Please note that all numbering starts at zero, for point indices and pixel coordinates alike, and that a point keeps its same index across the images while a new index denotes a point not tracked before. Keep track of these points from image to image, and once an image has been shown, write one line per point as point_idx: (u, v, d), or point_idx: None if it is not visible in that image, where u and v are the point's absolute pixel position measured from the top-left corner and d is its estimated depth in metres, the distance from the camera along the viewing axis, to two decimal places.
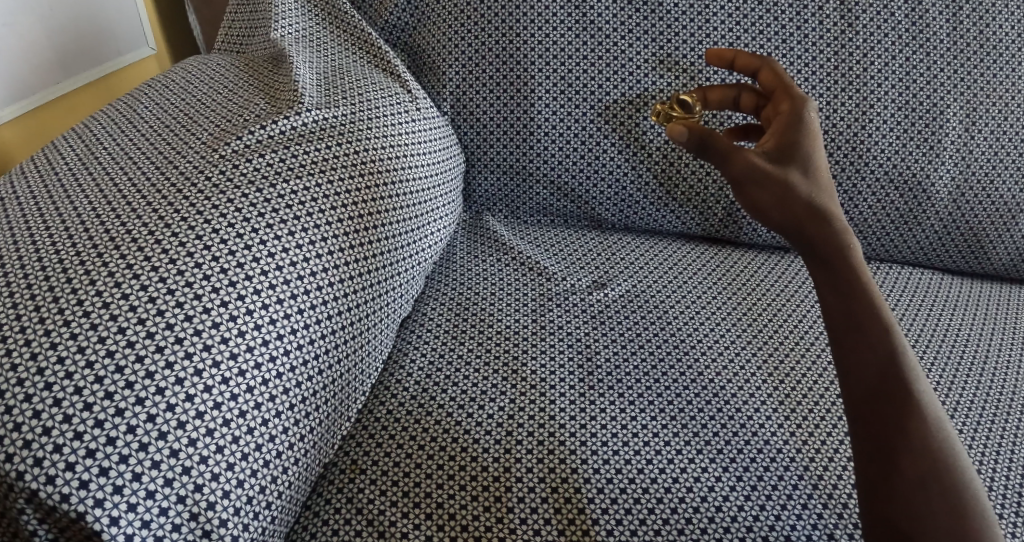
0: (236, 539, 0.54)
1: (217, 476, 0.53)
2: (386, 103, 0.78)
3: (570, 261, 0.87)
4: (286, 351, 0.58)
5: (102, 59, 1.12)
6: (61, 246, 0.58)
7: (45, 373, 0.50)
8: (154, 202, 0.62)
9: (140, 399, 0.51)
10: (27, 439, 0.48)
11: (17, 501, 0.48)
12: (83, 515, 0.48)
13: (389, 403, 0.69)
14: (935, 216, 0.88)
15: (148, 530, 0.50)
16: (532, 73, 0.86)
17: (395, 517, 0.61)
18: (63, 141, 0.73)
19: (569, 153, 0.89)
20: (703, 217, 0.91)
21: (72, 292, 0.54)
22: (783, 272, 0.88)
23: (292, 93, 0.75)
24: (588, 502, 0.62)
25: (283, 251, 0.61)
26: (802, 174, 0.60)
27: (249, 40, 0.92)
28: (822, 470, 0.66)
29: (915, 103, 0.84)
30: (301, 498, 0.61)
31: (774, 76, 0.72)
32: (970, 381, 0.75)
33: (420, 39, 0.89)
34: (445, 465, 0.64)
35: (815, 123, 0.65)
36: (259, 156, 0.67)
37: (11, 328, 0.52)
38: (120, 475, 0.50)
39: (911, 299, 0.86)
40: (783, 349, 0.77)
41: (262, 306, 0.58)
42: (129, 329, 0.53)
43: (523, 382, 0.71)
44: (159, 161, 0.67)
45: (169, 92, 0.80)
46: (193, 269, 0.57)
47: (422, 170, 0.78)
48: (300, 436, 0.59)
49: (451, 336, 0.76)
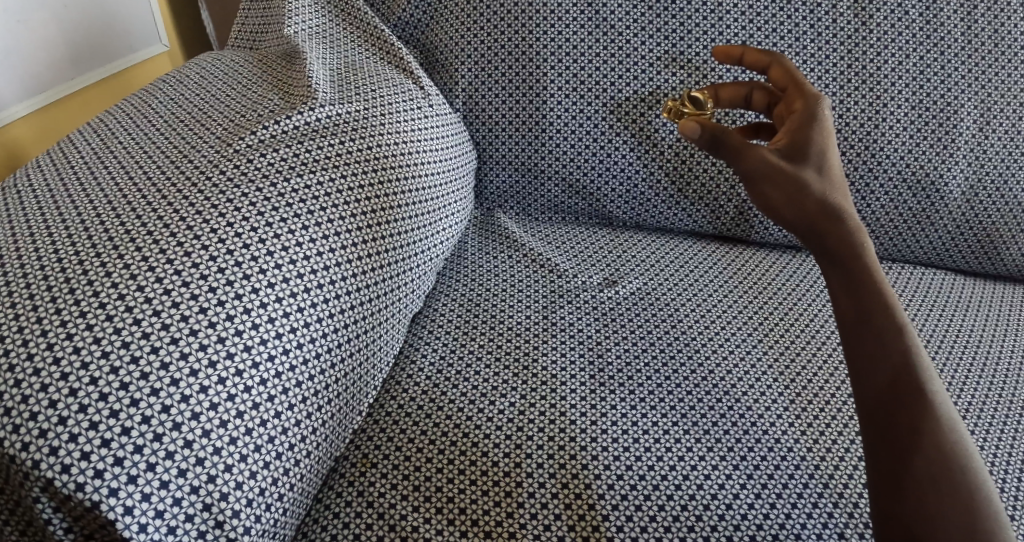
0: (248, 530, 0.54)
1: (230, 467, 0.53)
2: (398, 99, 0.79)
3: (581, 258, 0.88)
4: (299, 344, 0.59)
5: (115, 55, 1.12)
6: (78, 238, 0.58)
7: (61, 363, 0.51)
8: (169, 196, 0.62)
9: (155, 390, 0.52)
10: (44, 428, 0.49)
11: (33, 490, 0.49)
12: (98, 504, 0.49)
13: (401, 398, 0.69)
14: (948, 216, 0.87)
15: (162, 519, 0.51)
16: (545, 71, 0.86)
17: (407, 510, 0.62)
18: (78, 135, 0.74)
19: (581, 151, 0.89)
20: (715, 215, 0.91)
21: (88, 284, 0.54)
22: (794, 271, 0.88)
23: (305, 89, 0.75)
24: (599, 498, 0.63)
25: (296, 245, 0.62)
26: (815, 172, 0.60)
27: (262, 36, 0.93)
28: (833, 469, 0.66)
29: (929, 103, 0.84)
30: (313, 490, 0.61)
31: (785, 73, 0.71)
32: (982, 382, 0.75)
33: (432, 36, 0.89)
34: (455, 460, 0.65)
35: (829, 121, 0.63)
36: (273, 151, 0.67)
37: (28, 318, 0.52)
38: (135, 465, 0.50)
39: (924, 299, 0.85)
40: (794, 347, 0.77)
41: (276, 299, 0.58)
42: (145, 321, 0.53)
43: (533, 378, 0.71)
44: (173, 156, 0.68)
45: (184, 87, 0.81)
46: (208, 262, 0.57)
47: (433, 166, 0.78)
48: (313, 429, 0.60)
49: (463, 332, 0.76)
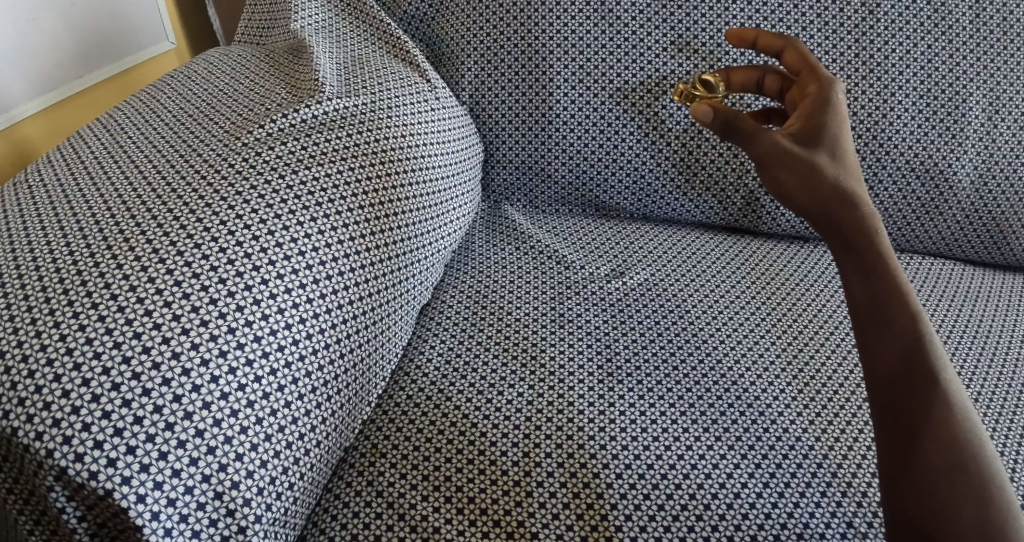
0: (259, 518, 0.54)
1: (241, 456, 0.54)
2: (406, 92, 0.79)
3: (589, 249, 0.88)
4: (308, 334, 0.59)
5: (123, 52, 1.13)
6: (89, 231, 0.58)
7: (74, 354, 0.51)
8: (180, 189, 0.63)
9: (167, 379, 0.52)
10: (57, 418, 0.49)
11: (47, 479, 0.49)
12: (111, 492, 0.49)
13: (409, 389, 0.70)
14: (956, 205, 0.87)
15: (174, 508, 0.51)
16: (551, 63, 0.86)
17: (416, 500, 0.62)
18: (88, 130, 0.74)
19: (587, 143, 0.89)
20: (723, 207, 0.91)
21: (100, 276, 0.55)
22: (803, 261, 0.88)
23: (313, 82, 0.75)
24: (607, 487, 0.63)
25: (305, 236, 0.62)
26: (829, 157, 0.59)
27: (269, 31, 0.93)
28: (842, 457, 0.65)
29: (937, 92, 0.83)
30: (322, 480, 0.61)
31: (799, 56, 0.71)
32: (991, 371, 0.75)
33: (439, 29, 0.89)
34: (463, 450, 0.65)
35: (842, 106, 0.64)
36: (281, 144, 0.67)
37: (40, 310, 0.53)
38: (146, 454, 0.50)
39: (932, 289, 0.85)
40: (803, 337, 0.76)
41: (285, 290, 0.59)
42: (156, 312, 0.54)
43: (541, 369, 0.71)
44: (182, 150, 0.68)
45: (192, 82, 0.81)
46: (218, 253, 0.58)
47: (441, 158, 0.78)
48: (322, 419, 0.60)
49: (472, 323, 0.76)
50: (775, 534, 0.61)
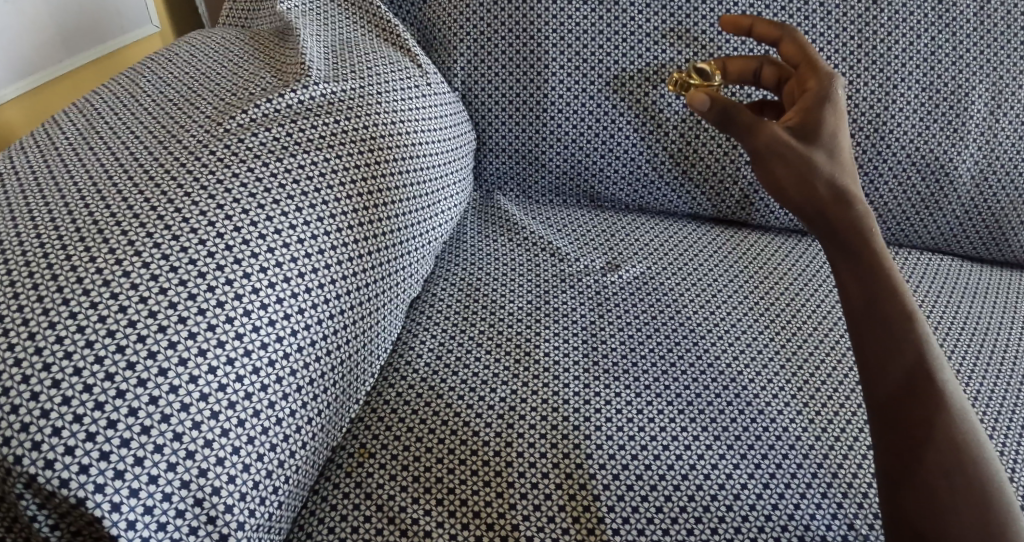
0: (242, 524, 0.53)
1: (223, 460, 0.52)
2: (394, 77, 0.76)
3: (583, 241, 0.86)
4: (293, 332, 0.57)
5: (104, 35, 1.09)
6: (61, 222, 0.56)
7: (44, 353, 0.48)
8: (158, 177, 0.60)
9: (142, 380, 0.50)
10: (26, 422, 0.47)
11: (16, 486, 0.47)
12: (84, 501, 0.47)
13: (399, 386, 0.68)
14: (957, 200, 0.85)
15: (151, 515, 0.49)
16: (546, 50, 0.84)
17: (406, 502, 0.60)
18: (63, 115, 0.71)
19: (582, 132, 0.86)
20: (719, 199, 0.89)
21: (72, 269, 0.52)
22: (798, 256, 0.86)
23: (298, 66, 0.72)
24: (602, 490, 0.61)
25: (291, 227, 0.60)
26: (826, 154, 0.57)
27: (253, 14, 0.90)
28: (841, 458, 0.64)
29: (940, 85, 0.82)
30: (309, 481, 0.59)
31: (798, 48, 0.69)
32: (993, 368, 0.73)
33: (430, 13, 0.86)
34: (454, 450, 0.63)
35: (841, 102, 0.62)
36: (265, 131, 0.65)
37: (9, 306, 0.50)
38: (121, 459, 0.48)
39: (932, 284, 0.84)
40: (801, 333, 0.75)
41: (270, 284, 0.56)
42: (131, 308, 0.51)
43: (534, 365, 0.69)
44: (161, 136, 0.66)
45: (172, 65, 0.78)
46: (197, 246, 0.55)
47: (432, 147, 0.75)
48: (308, 419, 0.58)
49: (461, 318, 0.74)
50: (775, 536, 0.59)
